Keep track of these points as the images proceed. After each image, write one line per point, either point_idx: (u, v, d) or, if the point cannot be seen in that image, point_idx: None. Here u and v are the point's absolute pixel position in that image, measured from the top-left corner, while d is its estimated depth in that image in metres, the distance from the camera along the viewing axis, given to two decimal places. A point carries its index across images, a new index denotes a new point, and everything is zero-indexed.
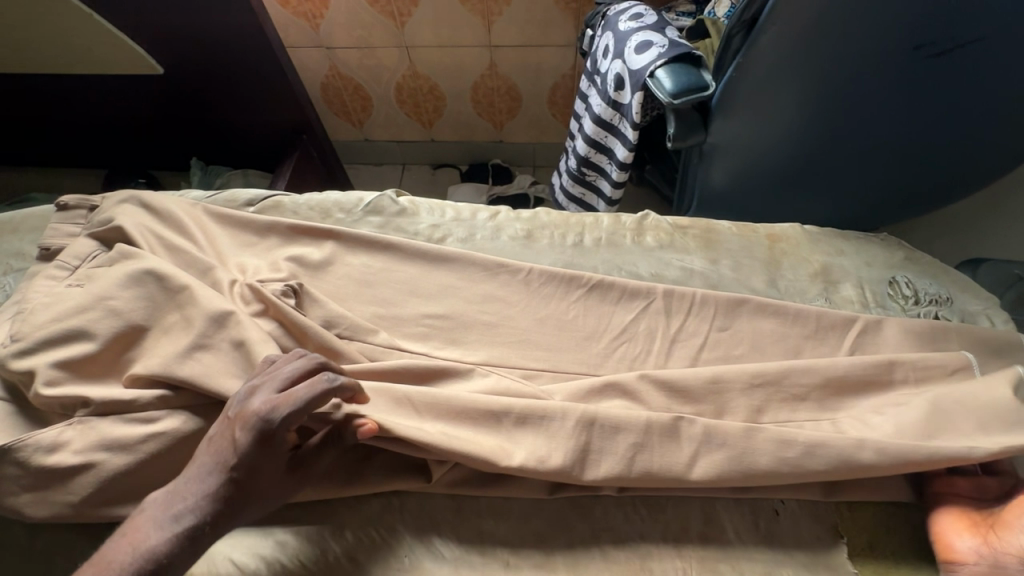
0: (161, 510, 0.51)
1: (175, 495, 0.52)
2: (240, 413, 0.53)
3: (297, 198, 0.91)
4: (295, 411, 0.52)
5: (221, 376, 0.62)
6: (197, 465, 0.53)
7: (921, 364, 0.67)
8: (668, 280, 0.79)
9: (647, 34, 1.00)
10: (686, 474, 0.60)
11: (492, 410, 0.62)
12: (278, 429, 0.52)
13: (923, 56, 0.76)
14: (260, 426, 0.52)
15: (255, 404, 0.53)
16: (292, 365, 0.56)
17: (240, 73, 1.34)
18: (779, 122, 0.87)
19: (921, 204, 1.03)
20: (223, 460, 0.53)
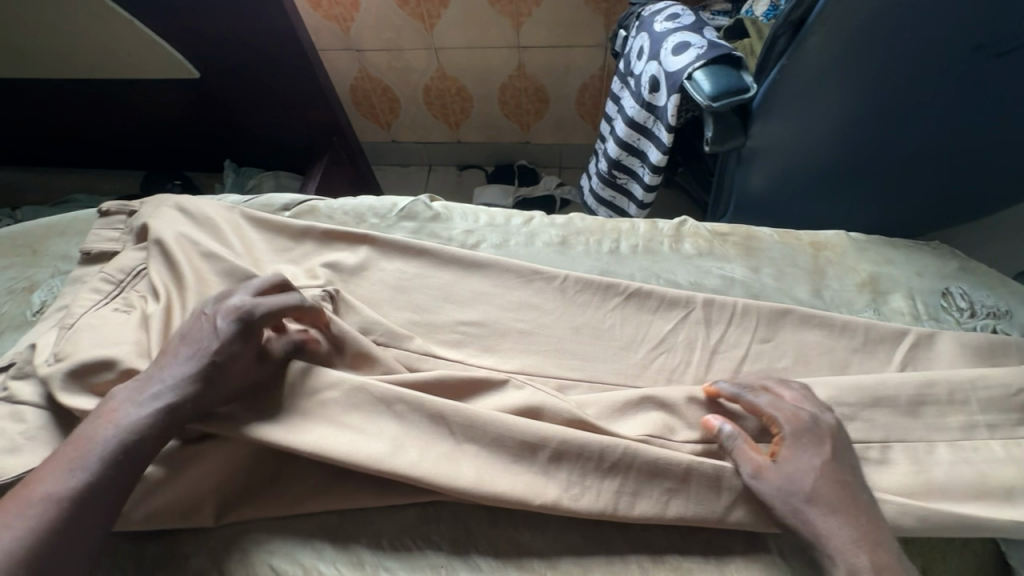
0: (137, 390, 0.57)
1: (146, 377, 0.58)
2: (217, 309, 0.62)
3: (332, 203, 0.91)
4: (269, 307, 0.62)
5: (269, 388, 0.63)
6: (168, 354, 0.60)
7: (981, 381, 0.64)
8: (707, 289, 0.78)
9: (684, 34, 0.97)
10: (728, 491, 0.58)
11: (530, 440, 0.60)
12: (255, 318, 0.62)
13: (982, 57, 0.72)
14: (242, 316, 0.61)
15: (233, 302, 0.62)
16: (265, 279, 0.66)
17: (274, 77, 1.36)
18: (823, 125, 0.84)
19: (975, 209, 0.98)
20: (202, 344, 0.60)
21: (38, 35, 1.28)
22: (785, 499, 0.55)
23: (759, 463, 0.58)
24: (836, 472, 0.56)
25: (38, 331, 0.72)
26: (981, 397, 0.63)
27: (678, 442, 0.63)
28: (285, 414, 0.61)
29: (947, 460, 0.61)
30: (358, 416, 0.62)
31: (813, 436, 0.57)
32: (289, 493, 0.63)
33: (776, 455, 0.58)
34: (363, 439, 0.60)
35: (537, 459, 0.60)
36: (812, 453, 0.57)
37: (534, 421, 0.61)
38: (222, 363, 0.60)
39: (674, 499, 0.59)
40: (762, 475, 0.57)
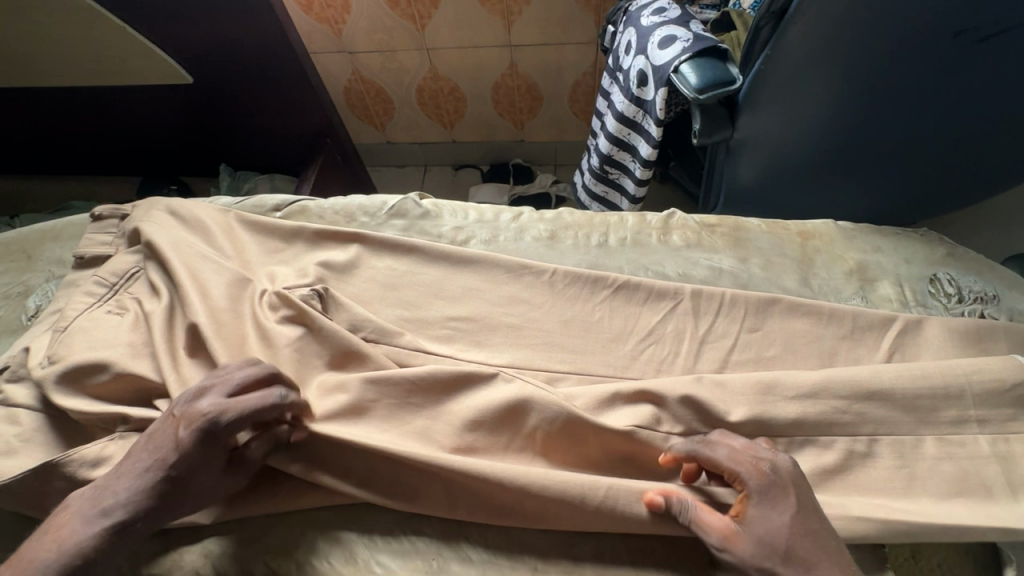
0: (99, 500, 0.53)
1: (111, 481, 0.54)
2: (184, 414, 0.55)
3: (323, 203, 0.92)
4: (239, 417, 0.54)
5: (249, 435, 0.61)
6: (132, 459, 0.55)
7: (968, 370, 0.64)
8: (696, 280, 0.78)
9: (671, 28, 0.98)
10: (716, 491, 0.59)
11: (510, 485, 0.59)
12: (222, 430, 0.54)
13: (964, 43, 0.72)
14: (209, 424, 0.54)
15: (202, 406, 0.55)
16: (249, 373, 0.58)
17: (267, 81, 1.37)
18: (808, 116, 0.85)
19: (966, 194, 0.98)
20: (161, 455, 0.54)
21: (31, 44, 1.29)
22: (763, 563, 0.51)
23: (727, 533, 0.53)
24: (803, 523, 0.52)
25: (32, 336, 0.73)
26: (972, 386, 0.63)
27: (662, 431, 0.62)
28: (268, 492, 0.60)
29: (933, 450, 0.61)
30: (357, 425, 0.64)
31: (779, 490, 0.53)
32: (282, 488, 0.63)
33: (740, 519, 0.53)
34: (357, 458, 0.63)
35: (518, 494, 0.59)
36: (776, 509, 0.52)
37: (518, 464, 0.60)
38: (190, 476, 0.54)
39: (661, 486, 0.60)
40: (729, 544, 0.52)
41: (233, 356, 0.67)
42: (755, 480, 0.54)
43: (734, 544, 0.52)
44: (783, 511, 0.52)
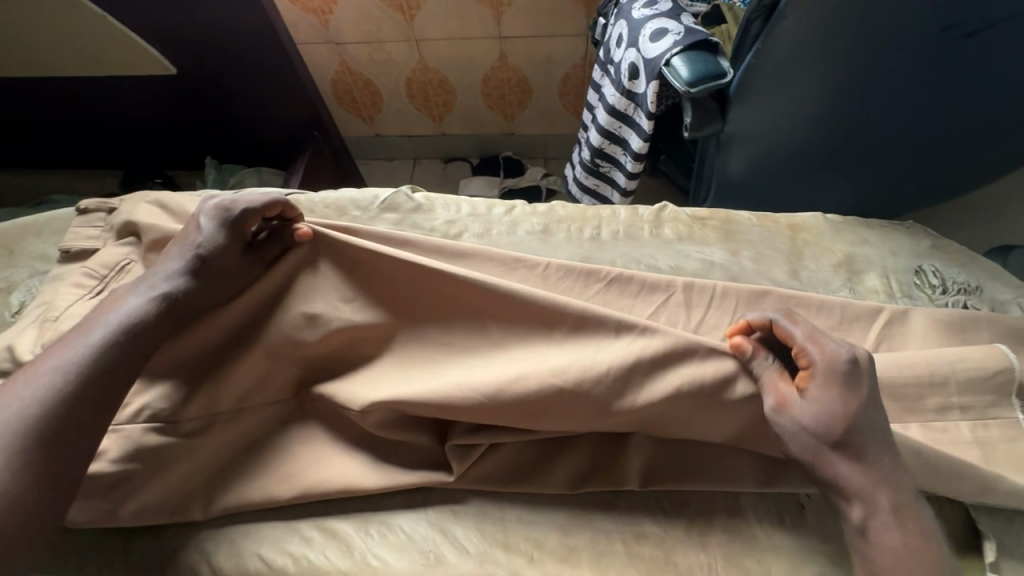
0: (144, 288, 0.64)
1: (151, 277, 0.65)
2: (201, 210, 0.71)
3: (313, 196, 0.90)
4: (248, 206, 0.70)
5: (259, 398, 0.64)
6: (166, 260, 0.66)
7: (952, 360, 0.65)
8: (688, 272, 0.78)
9: (662, 21, 0.97)
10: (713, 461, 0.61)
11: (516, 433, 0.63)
12: (237, 217, 0.69)
13: (950, 37, 0.74)
14: (224, 216, 0.69)
15: (211, 205, 0.70)
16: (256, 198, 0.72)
17: (254, 72, 1.34)
18: (797, 109, 0.86)
19: (950, 186, 1.00)
20: (188, 245, 0.67)
21: (12, 34, 1.28)
22: (813, 434, 0.54)
23: (783, 400, 0.56)
24: (863, 415, 0.54)
25: (15, 331, 0.71)
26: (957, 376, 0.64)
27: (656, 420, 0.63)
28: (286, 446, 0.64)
29: (920, 438, 0.63)
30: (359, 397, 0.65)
31: (846, 381, 0.55)
32: (279, 483, 0.64)
33: (803, 392, 0.56)
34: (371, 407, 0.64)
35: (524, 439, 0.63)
36: (839, 391, 0.54)
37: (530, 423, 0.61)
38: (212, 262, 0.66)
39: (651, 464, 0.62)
40: (784, 410, 0.56)
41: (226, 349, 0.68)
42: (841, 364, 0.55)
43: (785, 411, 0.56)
44: (843, 397, 0.54)
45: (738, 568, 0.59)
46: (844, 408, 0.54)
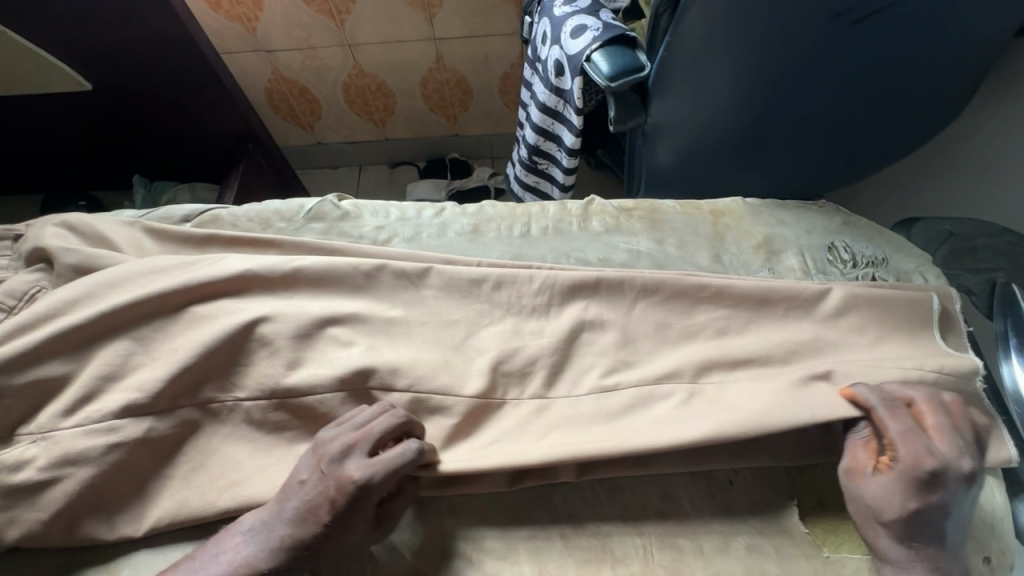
0: (254, 530, 0.57)
1: (268, 511, 0.58)
2: (333, 475, 0.57)
3: (236, 210, 0.87)
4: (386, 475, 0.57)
5: (198, 393, 0.66)
6: (285, 494, 0.58)
7: (850, 334, 0.72)
8: (615, 263, 0.80)
9: (582, 17, 0.98)
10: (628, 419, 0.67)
11: (450, 408, 0.67)
12: (369, 491, 0.56)
13: (843, 24, 0.76)
14: (355, 488, 0.56)
15: (349, 470, 0.56)
16: (380, 423, 0.60)
17: (175, 83, 1.29)
18: (714, 100, 0.88)
19: (862, 165, 1.06)
20: (304, 507, 0.57)
21: None
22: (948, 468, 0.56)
23: (856, 469, 0.60)
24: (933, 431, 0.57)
25: None
26: (854, 345, 0.71)
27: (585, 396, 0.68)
28: (227, 434, 0.66)
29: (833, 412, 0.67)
30: (294, 396, 0.67)
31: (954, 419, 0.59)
32: (215, 508, 0.63)
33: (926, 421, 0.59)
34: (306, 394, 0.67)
35: (453, 409, 0.67)
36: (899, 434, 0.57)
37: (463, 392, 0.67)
38: (329, 536, 0.57)
39: None
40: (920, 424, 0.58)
41: (155, 354, 0.67)
42: (958, 437, 0.57)
43: (856, 479, 0.59)
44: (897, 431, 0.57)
45: (671, 546, 0.62)
46: (902, 489, 0.55)
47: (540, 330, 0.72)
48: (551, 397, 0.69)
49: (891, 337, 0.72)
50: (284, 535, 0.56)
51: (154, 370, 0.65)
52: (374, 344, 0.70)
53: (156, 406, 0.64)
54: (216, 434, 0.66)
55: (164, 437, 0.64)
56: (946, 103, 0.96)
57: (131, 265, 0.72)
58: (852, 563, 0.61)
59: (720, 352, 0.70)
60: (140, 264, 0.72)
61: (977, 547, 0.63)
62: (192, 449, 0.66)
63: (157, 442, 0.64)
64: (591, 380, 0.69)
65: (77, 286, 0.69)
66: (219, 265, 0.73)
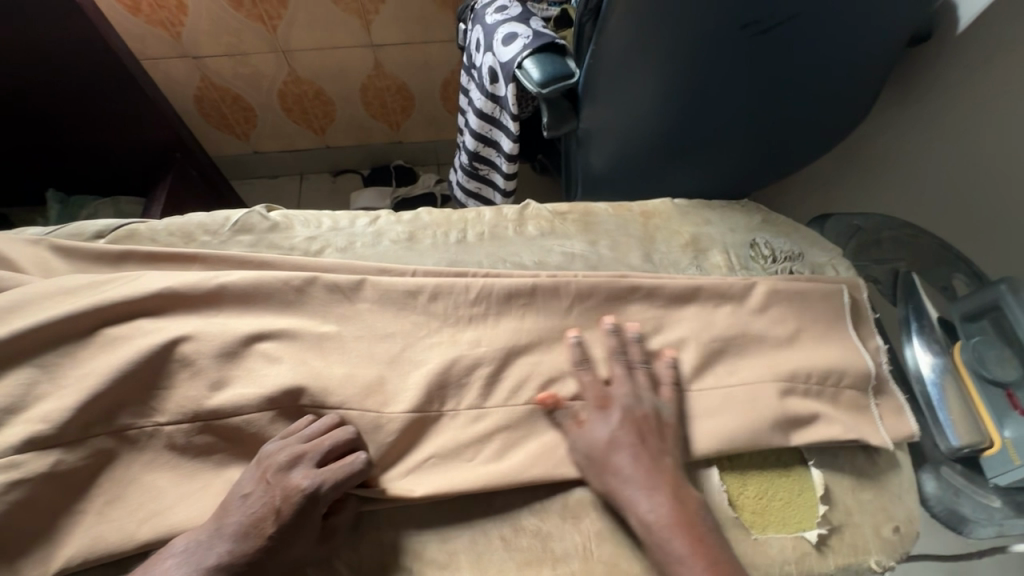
0: (192, 550, 0.54)
1: (208, 530, 0.55)
2: (281, 484, 0.57)
3: (155, 223, 0.82)
4: (336, 485, 0.58)
5: (113, 420, 0.62)
6: (226, 513, 0.56)
7: (770, 327, 0.76)
8: (551, 266, 0.81)
9: (512, 25, 1.00)
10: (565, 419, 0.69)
11: (386, 420, 0.66)
12: (319, 501, 0.57)
13: (752, 34, 0.80)
14: (305, 497, 0.56)
15: (297, 479, 0.57)
16: (331, 437, 0.61)
17: (91, 90, 1.21)
18: (641, 106, 0.91)
19: (781, 165, 1.12)
20: (250, 521, 0.55)
21: None
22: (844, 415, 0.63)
23: None
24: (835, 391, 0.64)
25: None
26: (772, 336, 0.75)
27: (523, 400, 0.69)
28: (148, 462, 0.63)
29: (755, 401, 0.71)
30: (220, 418, 0.64)
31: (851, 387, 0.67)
32: (136, 540, 0.59)
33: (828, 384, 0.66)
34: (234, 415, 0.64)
35: (389, 421, 0.66)
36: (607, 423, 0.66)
37: (399, 404, 0.67)
38: (272, 550, 0.55)
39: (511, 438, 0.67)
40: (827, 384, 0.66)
41: (63, 380, 0.63)
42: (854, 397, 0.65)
43: None
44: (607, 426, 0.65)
45: (610, 540, 0.63)
46: None
47: (478, 339, 0.72)
48: (490, 404, 0.69)
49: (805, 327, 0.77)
50: (223, 552, 0.54)
51: (62, 398, 0.61)
52: (306, 361, 0.68)
53: (64, 436, 0.60)
54: (132, 464, 0.62)
55: (73, 470, 0.60)
56: (852, 107, 1.03)
57: (37, 285, 0.67)
58: (778, 542, 0.65)
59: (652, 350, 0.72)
60: (48, 284, 0.67)
61: (886, 517, 0.68)
62: (107, 481, 0.61)
63: (67, 476, 0.60)
64: (529, 384, 0.70)
65: None
66: (136, 283, 0.69)
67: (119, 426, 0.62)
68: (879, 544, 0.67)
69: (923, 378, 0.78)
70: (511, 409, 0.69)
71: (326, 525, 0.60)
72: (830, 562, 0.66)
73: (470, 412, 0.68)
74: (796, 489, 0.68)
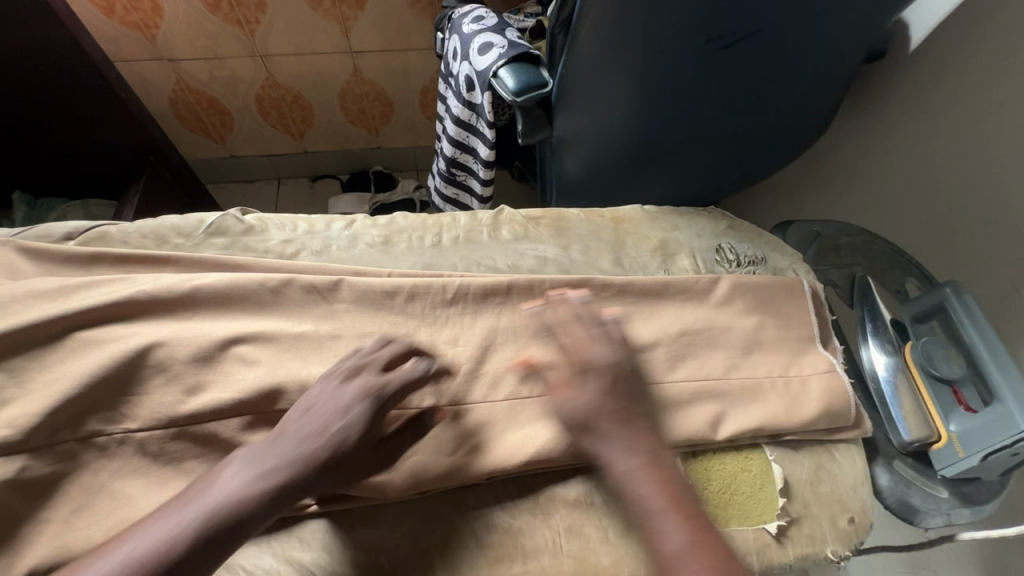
0: (233, 468, 0.54)
1: (252, 449, 0.56)
2: (348, 389, 0.60)
3: (126, 225, 0.82)
4: (396, 393, 0.61)
5: (83, 425, 0.62)
6: (293, 424, 0.58)
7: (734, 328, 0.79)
8: (524, 270, 0.83)
9: (487, 36, 1.02)
10: (540, 419, 0.71)
11: None
12: (383, 405, 0.60)
13: (715, 48, 0.83)
14: (372, 399, 0.60)
15: (363, 383, 0.60)
16: (389, 348, 0.64)
17: (60, 91, 1.20)
18: (611, 114, 0.94)
19: (747, 174, 1.17)
20: (323, 425, 0.58)
21: None
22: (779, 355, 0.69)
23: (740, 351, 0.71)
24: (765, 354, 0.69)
25: None
26: (734, 337, 0.79)
27: (498, 399, 0.71)
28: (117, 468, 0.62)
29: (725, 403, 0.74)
30: (194, 422, 0.64)
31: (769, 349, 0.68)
32: None
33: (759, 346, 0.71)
34: (208, 419, 0.64)
35: None
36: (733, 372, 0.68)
37: None
38: (344, 453, 0.58)
39: (484, 436, 0.69)
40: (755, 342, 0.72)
41: (29, 382, 0.62)
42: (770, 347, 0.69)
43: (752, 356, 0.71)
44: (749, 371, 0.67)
45: (579, 535, 0.65)
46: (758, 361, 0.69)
47: (454, 338, 0.74)
48: (465, 402, 0.70)
49: (765, 328, 0.80)
50: (289, 455, 0.56)
51: (28, 403, 0.60)
52: (281, 363, 0.68)
53: (31, 442, 0.59)
54: (100, 472, 0.61)
55: (41, 477, 0.59)
56: (813, 119, 1.08)
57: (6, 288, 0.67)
58: (739, 534, 0.68)
59: (621, 350, 0.75)
60: (18, 286, 0.67)
61: (843, 508, 0.72)
62: (74, 488, 0.60)
63: (33, 483, 0.59)
64: (503, 384, 0.72)
65: None
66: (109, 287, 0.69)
67: (88, 430, 0.62)
68: (834, 534, 0.71)
69: (878, 376, 0.82)
70: (485, 408, 0.70)
71: (383, 440, 0.63)
72: (788, 552, 0.69)
73: (445, 415, 0.69)
74: (758, 483, 0.71)
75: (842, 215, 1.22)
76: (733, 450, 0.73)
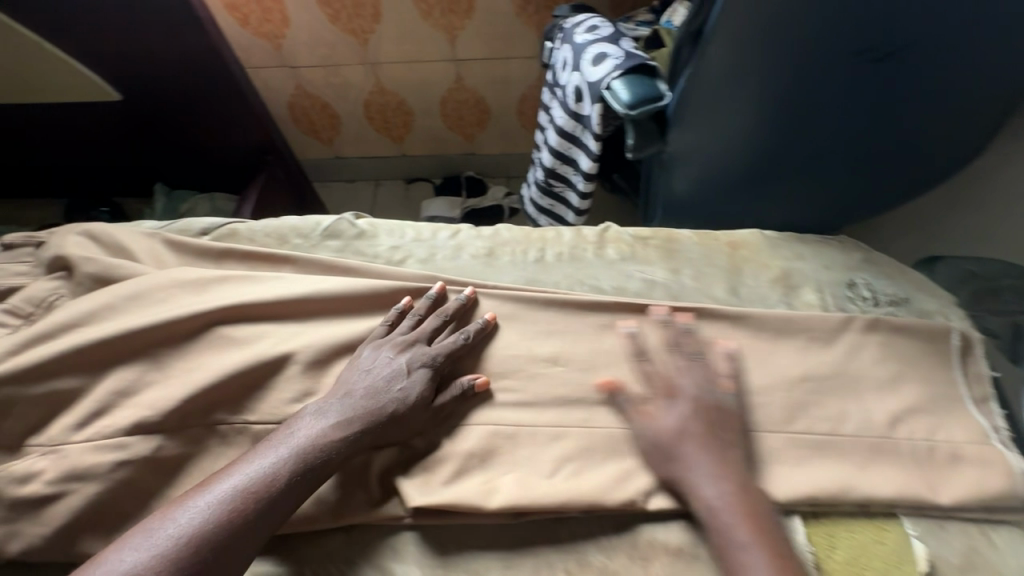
0: (307, 417, 0.60)
1: (322, 402, 0.62)
2: (399, 343, 0.68)
3: (253, 225, 0.87)
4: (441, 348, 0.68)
5: (208, 412, 0.66)
6: (352, 378, 0.65)
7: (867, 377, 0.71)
8: (630, 293, 0.79)
9: (602, 46, 0.99)
10: (640, 455, 0.66)
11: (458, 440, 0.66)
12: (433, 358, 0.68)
13: (864, 61, 0.75)
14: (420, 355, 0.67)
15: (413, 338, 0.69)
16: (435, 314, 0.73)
17: (201, 94, 1.32)
18: (733, 131, 0.88)
19: (880, 199, 1.05)
20: (378, 376, 0.65)
21: None
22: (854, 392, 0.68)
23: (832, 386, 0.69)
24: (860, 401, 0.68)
25: None
26: (866, 388, 0.70)
27: (598, 429, 0.67)
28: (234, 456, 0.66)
29: (856, 463, 0.65)
30: None
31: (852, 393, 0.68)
32: None
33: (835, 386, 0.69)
34: None
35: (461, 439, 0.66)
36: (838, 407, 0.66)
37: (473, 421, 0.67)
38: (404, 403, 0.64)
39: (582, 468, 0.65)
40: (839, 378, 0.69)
41: (168, 368, 0.67)
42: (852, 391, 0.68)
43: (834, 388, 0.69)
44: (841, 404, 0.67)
45: None
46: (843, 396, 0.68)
47: (555, 360, 0.72)
48: (562, 429, 0.67)
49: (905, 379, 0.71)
50: (350, 406, 0.62)
51: (165, 387, 0.65)
52: None
53: (165, 424, 0.63)
54: (220, 459, 0.65)
55: (171, 458, 0.63)
56: (969, 139, 0.94)
57: (154, 278, 0.73)
58: None
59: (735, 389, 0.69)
60: (164, 277, 0.74)
61: None
62: (198, 472, 0.64)
63: (164, 463, 0.63)
64: (603, 413, 0.68)
65: (103, 296, 0.70)
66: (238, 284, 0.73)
67: (212, 418, 0.66)
68: None
69: None
70: (584, 437, 0.67)
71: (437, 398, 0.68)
72: None
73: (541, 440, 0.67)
74: (894, 560, 0.61)
75: (995, 250, 1.06)
76: (863, 517, 0.64)
